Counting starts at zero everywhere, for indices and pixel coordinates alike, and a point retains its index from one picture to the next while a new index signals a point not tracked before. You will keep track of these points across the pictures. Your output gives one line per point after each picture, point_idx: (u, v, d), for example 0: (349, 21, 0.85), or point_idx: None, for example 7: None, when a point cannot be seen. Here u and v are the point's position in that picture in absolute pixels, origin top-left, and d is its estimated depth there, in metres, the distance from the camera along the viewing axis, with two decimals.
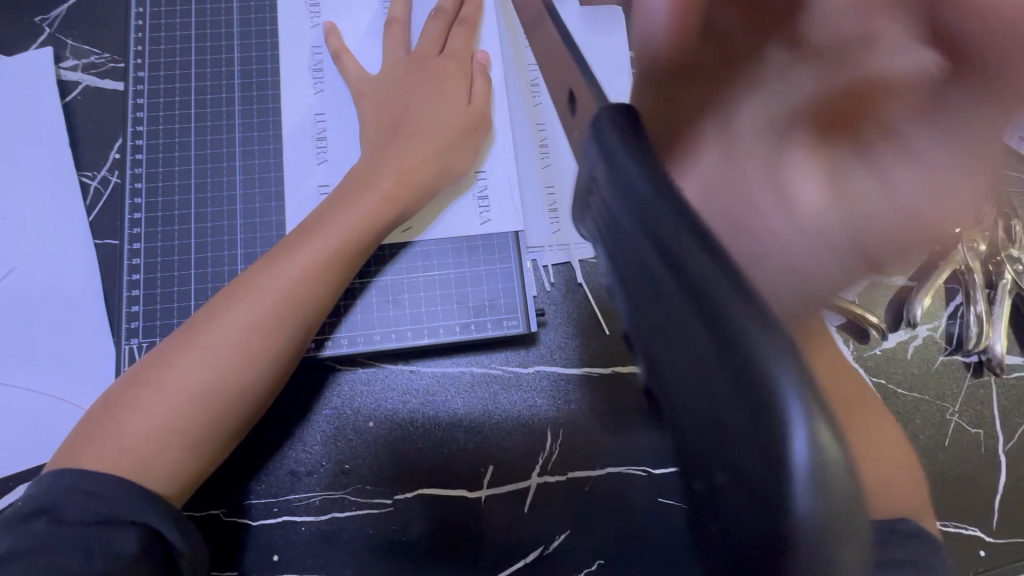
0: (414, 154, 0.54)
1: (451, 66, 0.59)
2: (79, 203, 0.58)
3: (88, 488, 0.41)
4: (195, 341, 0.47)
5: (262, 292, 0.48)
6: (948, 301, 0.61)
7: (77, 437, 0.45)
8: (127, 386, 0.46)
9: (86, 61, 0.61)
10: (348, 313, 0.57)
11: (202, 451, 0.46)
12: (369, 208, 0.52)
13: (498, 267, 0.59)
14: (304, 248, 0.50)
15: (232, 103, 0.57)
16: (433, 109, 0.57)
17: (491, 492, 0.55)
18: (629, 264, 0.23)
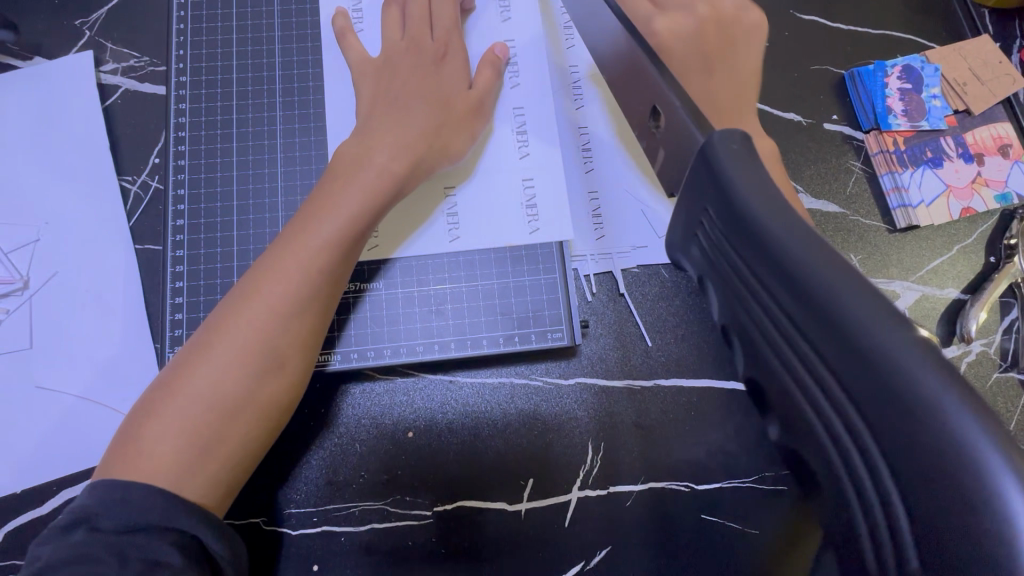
0: (402, 133, 0.52)
1: (452, 51, 0.57)
2: (121, 207, 0.58)
3: (126, 496, 0.41)
4: (213, 346, 0.46)
5: (272, 291, 0.47)
6: (1003, 314, 0.60)
7: (114, 453, 0.44)
8: (152, 398, 0.46)
9: (127, 64, 0.61)
10: (366, 316, 0.56)
11: (236, 457, 0.46)
12: (366, 185, 0.50)
13: (543, 278, 0.56)
14: (314, 236, 0.49)
15: (274, 108, 0.56)
16: (463, 107, 0.55)
17: (531, 504, 0.54)
18: (743, 292, 0.21)
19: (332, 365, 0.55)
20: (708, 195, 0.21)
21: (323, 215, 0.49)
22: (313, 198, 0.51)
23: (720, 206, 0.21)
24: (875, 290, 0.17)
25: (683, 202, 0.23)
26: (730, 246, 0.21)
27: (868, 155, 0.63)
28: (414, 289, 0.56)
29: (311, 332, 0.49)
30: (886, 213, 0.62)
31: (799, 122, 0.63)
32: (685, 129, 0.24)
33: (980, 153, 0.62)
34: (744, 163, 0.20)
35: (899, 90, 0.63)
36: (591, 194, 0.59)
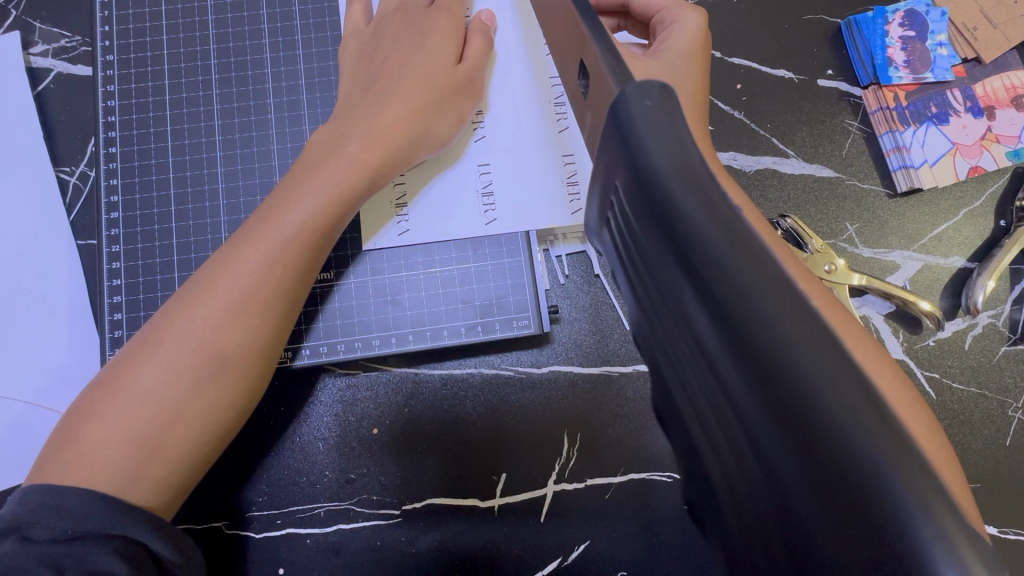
0: (384, 121, 0.46)
1: (442, 20, 0.50)
2: (58, 201, 0.54)
3: (58, 503, 0.37)
4: (160, 344, 0.41)
5: (228, 285, 0.42)
6: (1014, 283, 0.55)
7: (49, 452, 0.40)
8: (91, 395, 0.41)
9: (56, 45, 0.56)
10: (325, 311, 0.51)
11: (185, 461, 0.41)
12: (339, 179, 0.45)
13: (506, 262, 0.52)
14: (281, 231, 0.43)
15: (209, 87, 0.52)
16: (412, 66, 0.48)
17: (503, 500, 0.52)
18: (647, 272, 0.19)
19: (298, 362, 0.50)
20: (617, 168, 0.19)
21: (290, 206, 0.44)
22: (277, 193, 0.45)
23: (629, 177, 0.18)
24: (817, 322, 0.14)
25: (596, 178, 0.21)
26: (654, 237, 0.18)
27: (866, 113, 0.57)
28: (369, 278, 0.52)
29: (277, 331, 0.44)
30: (886, 176, 0.57)
31: (790, 78, 0.58)
32: (608, 91, 0.21)
33: (991, 106, 0.56)
34: (658, 122, 0.17)
35: (901, 38, 0.57)
36: (567, 156, 0.51)
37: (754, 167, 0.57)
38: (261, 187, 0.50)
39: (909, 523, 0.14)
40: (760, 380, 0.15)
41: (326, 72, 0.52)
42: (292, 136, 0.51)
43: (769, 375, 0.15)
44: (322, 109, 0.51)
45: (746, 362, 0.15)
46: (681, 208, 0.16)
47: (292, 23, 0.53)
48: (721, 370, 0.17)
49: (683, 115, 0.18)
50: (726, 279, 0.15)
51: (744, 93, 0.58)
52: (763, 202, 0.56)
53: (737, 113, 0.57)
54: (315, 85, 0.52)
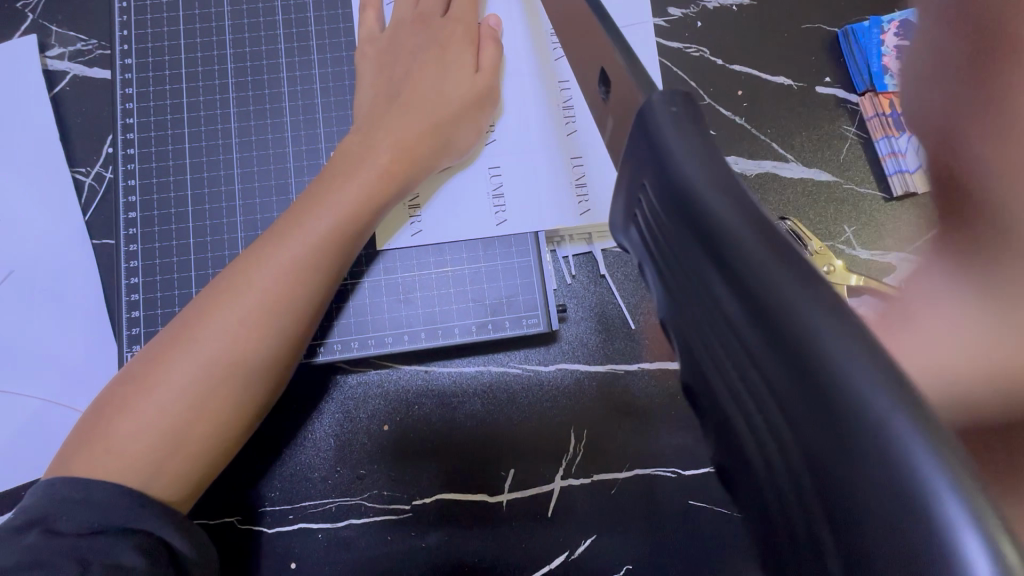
0: (404, 129, 0.49)
1: (459, 31, 0.53)
2: (74, 201, 0.55)
3: (83, 495, 0.38)
4: (187, 341, 0.42)
5: (257, 285, 0.43)
6: None
7: (75, 444, 0.40)
8: (119, 389, 0.42)
9: (73, 48, 0.57)
10: (340, 309, 0.52)
11: (207, 456, 0.42)
12: (362, 183, 0.47)
13: (516, 262, 0.53)
14: (307, 233, 0.45)
15: (226, 90, 0.53)
16: (427, 78, 0.51)
17: (512, 495, 0.53)
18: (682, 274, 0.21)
19: (313, 359, 0.51)
20: (647, 169, 0.21)
21: (316, 210, 0.45)
22: (303, 197, 0.47)
23: (661, 177, 0.20)
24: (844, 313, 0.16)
25: (626, 175, 0.22)
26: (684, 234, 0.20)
27: (863, 119, 0.59)
28: (382, 278, 0.53)
29: (300, 331, 0.45)
30: (882, 180, 0.58)
31: (789, 85, 0.60)
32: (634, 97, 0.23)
33: None
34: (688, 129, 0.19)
35: (896, 47, 0.59)
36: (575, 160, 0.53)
37: (755, 171, 0.58)
38: (276, 188, 0.51)
39: (945, 500, 0.14)
40: (789, 366, 0.16)
41: (341, 77, 0.53)
42: (307, 139, 0.52)
43: (796, 359, 0.16)
44: (336, 113, 0.53)
45: (774, 350, 0.17)
46: (713, 209, 0.18)
47: (307, 29, 0.54)
48: (751, 359, 0.18)
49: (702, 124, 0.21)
50: (757, 272, 0.17)
51: (745, 99, 0.59)
52: (764, 205, 0.58)
53: (738, 118, 0.59)
54: (329, 89, 0.53)
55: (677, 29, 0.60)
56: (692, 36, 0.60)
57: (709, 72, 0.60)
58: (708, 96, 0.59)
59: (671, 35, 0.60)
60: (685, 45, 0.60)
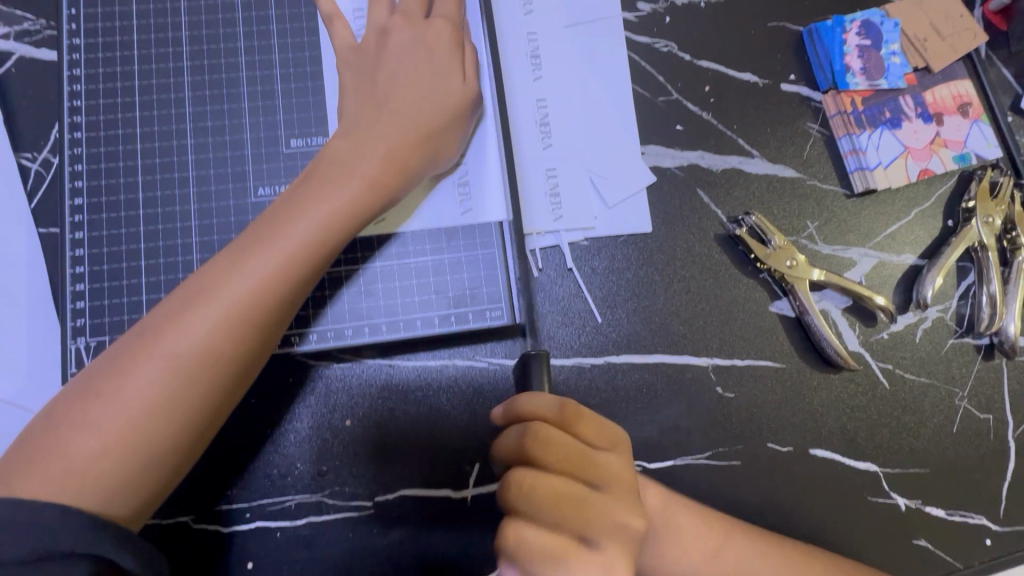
0: (392, 137, 0.46)
1: (446, 31, 0.50)
2: (18, 187, 0.52)
3: (27, 517, 0.34)
4: (154, 352, 0.40)
5: (230, 295, 0.41)
6: (959, 280, 0.58)
7: (18, 459, 0.37)
8: (71, 401, 0.39)
9: (19, 27, 0.55)
10: (313, 313, 0.51)
11: (172, 470, 0.40)
12: (347, 195, 0.44)
13: (480, 254, 0.52)
14: (285, 242, 0.43)
15: (182, 74, 0.51)
16: (413, 84, 0.48)
17: (477, 490, 0.52)
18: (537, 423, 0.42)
19: (302, 346, 0.50)
20: None
21: (295, 217, 0.43)
22: (280, 205, 0.44)
23: None
24: None
25: None
26: None
27: (825, 117, 0.60)
28: (342, 268, 0.51)
29: (269, 342, 0.43)
30: (843, 177, 0.59)
31: (755, 82, 0.60)
32: None
33: (940, 113, 0.59)
34: None
35: (858, 46, 0.60)
36: None
37: (721, 166, 0.59)
38: (233, 174, 0.50)
39: None
40: None
41: (302, 63, 0.52)
42: (265, 126, 0.51)
43: None
44: (296, 100, 0.51)
45: None
46: None
47: (268, 13, 0.52)
48: None
49: None
50: None
51: (712, 95, 0.60)
52: (729, 199, 0.58)
53: (705, 114, 0.59)
54: (289, 75, 0.52)
55: (645, 24, 0.60)
56: (660, 31, 0.60)
57: (676, 68, 0.60)
58: (676, 91, 0.60)
59: (639, 29, 0.60)
60: (654, 39, 0.60)
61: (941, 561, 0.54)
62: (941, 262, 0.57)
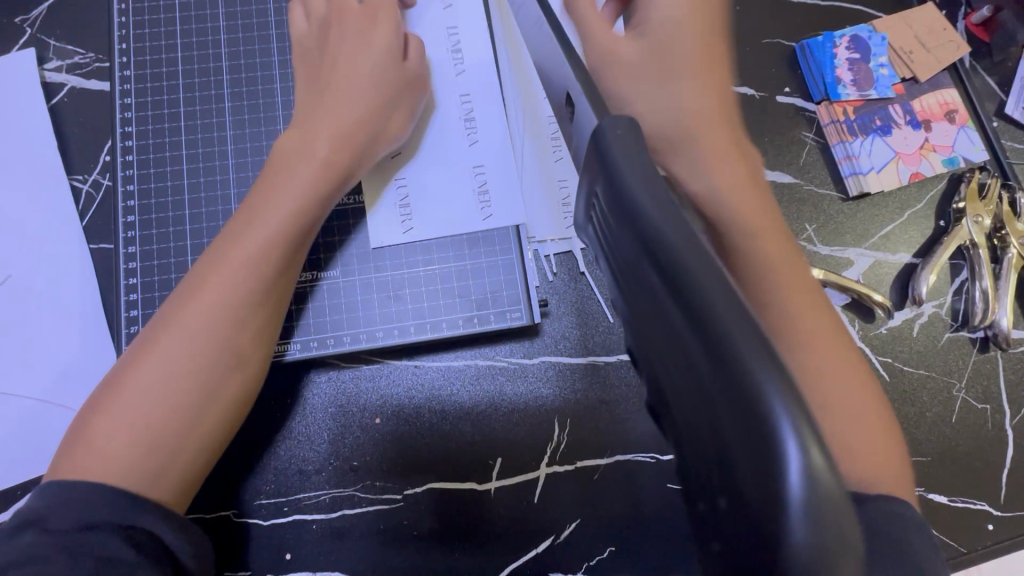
0: (346, 122, 0.50)
1: (380, 17, 0.54)
2: (72, 208, 0.57)
3: (83, 496, 0.40)
4: (162, 347, 0.44)
5: (215, 283, 0.45)
6: (953, 276, 0.62)
7: (61, 454, 0.42)
8: (97, 399, 0.43)
9: (71, 61, 0.60)
10: (315, 304, 0.55)
11: (196, 453, 0.44)
12: (302, 185, 0.48)
13: (499, 259, 0.56)
14: (257, 230, 0.46)
15: (222, 100, 0.56)
16: (366, 73, 0.52)
17: (500, 483, 0.55)
18: (634, 280, 0.23)
19: (295, 348, 0.54)
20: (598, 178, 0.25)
21: (264, 206, 0.47)
22: (252, 200, 0.48)
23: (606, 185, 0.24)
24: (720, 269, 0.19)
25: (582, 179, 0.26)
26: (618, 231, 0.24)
27: (820, 126, 0.64)
28: (373, 276, 0.56)
29: (263, 321, 0.47)
30: (839, 181, 0.63)
31: (752, 95, 0.64)
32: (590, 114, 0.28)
33: (927, 120, 0.63)
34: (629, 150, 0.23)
35: (848, 59, 0.64)
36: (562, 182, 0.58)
37: None
38: None
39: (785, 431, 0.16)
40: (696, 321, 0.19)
41: None
42: None
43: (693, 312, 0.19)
44: None
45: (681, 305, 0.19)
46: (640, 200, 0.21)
47: None
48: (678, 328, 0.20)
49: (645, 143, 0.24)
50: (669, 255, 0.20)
51: None
52: None
53: None
54: None
55: None
56: None
57: None
58: None
59: None
60: None
61: (945, 545, 0.56)
62: (936, 260, 0.60)
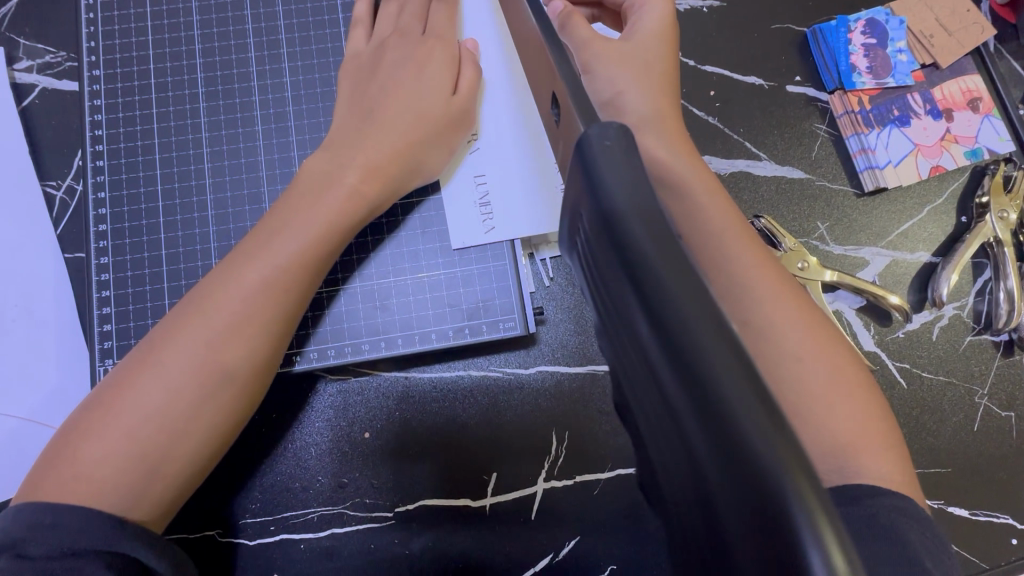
0: (377, 147, 0.47)
1: (437, 47, 0.51)
2: (45, 215, 0.54)
3: (52, 520, 0.37)
4: (160, 363, 0.40)
5: (224, 304, 0.42)
6: (975, 276, 0.58)
7: (43, 469, 0.39)
8: (85, 413, 0.40)
9: (42, 61, 0.57)
10: (316, 320, 0.52)
11: (186, 480, 0.41)
12: (328, 209, 0.45)
13: (492, 266, 0.53)
14: (275, 252, 0.43)
15: (196, 100, 0.53)
16: (402, 89, 0.49)
17: (495, 499, 0.53)
18: (613, 307, 0.21)
19: (291, 370, 0.51)
20: (584, 201, 0.22)
21: (289, 225, 0.44)
22: (272, 217, 0.45)
23: (593, 209, 0.21)
24: (718, 318, 0.17)
25: (568, 204, 0.23)
26: (602, 259, 0.21)
27: (833, 117, 0.60)
28: (357, 285, 0.52)
29: (274, 351, 0.44)
30: (854, 176, 0.59)
31: (761, 85, 0.60)
32: (574, 124, 0.25)
33: (949, 109, 0.59)
34: (616, 161, 0.21)
35: (863, 45, 0.60)
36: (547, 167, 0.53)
37: (728, 169, 0.59)
38: (251, 196, 0.51)
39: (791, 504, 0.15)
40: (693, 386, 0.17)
41: (313, 84, 0.53)
42: (278, 147, 0.52)
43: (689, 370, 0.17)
44: (307, 121, 0.52)
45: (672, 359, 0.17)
46: (632, 235, 0.19)
47: (278, 37, 0.54)
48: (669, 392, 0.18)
49: (640, 158, 0.21)
50: (669, 308, 0.17)
51: (717, 99, 0.60)
52: (739, 202, 0.58)
53: (712, 118, 0.60)
54: (300, 97, 0.53)
55: None
56: None
57: (681, 73, 0.60)
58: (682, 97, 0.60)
59: None
60: None
61: (965, 561, 0.53)
62: (959, 259, 0.56)
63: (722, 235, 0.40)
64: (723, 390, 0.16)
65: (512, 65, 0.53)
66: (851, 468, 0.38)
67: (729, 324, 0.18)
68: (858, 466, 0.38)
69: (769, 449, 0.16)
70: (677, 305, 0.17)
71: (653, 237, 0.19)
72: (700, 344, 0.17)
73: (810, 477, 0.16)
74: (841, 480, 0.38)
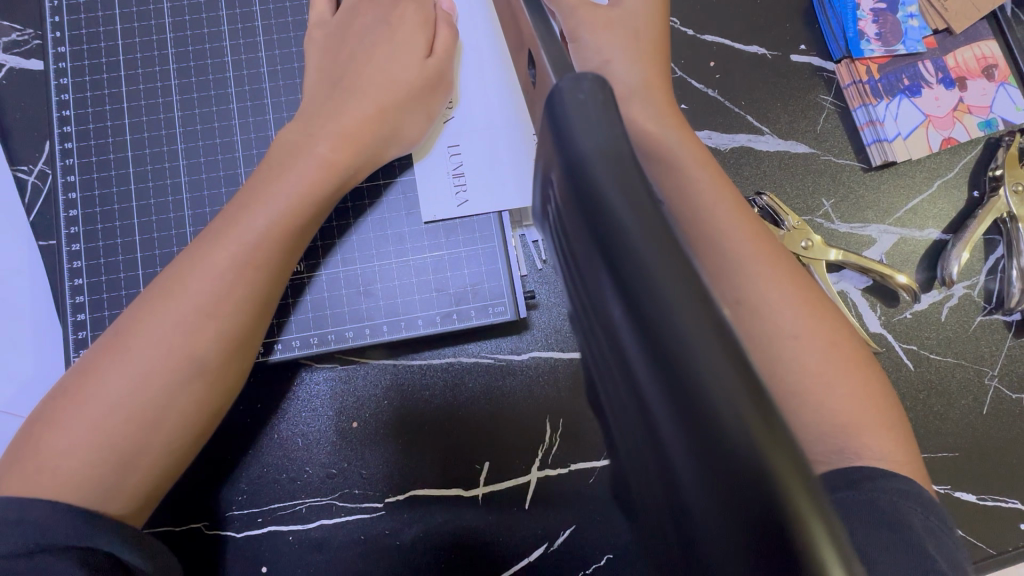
0: (349, 116, 0.44)
1: (410, 10, 0.48)
2: (17, 202, 0.52)
3: (17, 516, 0.35)
4: (127, 351, 0.39)
5: (193, 288, 0.40)
6: (987, 254, 0.55)
7: (9, 463, 0.37)
8: (51, 405, 0.38)
9: (8, 39, 0.54)
10: (297, 306, 0.50)
11: (163, 471, 0.40)
12: (299, 184, 0.42)
13: (480, 248, 0.51)
14: (243, 232, 0.41)
15: (167, 77, 0.50)
16: (375, 58, 0.46)
17: (488, 489, 0.51)
18: (583, 281, 0.19)
19: (272, 357, 0.49)
20: (554, 164, 0.19)
21: (257, 203, 0.42)
22: (239, 195, 0.42)
23: (564, 173, 0.19)
24: (704, 298, 0.15)
25: (540, 168, 0.21)
26: (574, 232, 0.19)
27: (840, 88, 0.57)
28: (340, 270, 0.50)
29: (246, 335, 0.42)
30: (860, 151, 0.57)
31: (763, 55, 0.57)
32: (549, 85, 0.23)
33: (962, 77, 0.56)
34: (589, 116, 0.18)
35: (872, 11, 0.56)
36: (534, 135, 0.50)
37: (729, 145, 0.56)
38: (227, 178, 0.49)
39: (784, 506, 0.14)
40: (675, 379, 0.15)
41: (289, 59, 0.50)
42: (255, 126, 0.50)
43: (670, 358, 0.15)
44: (284, 98, 0.50)
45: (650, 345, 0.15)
46: (608, 203, 0.17)
47: (252, 9, 0.51)
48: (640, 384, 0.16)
49: (617, 112, 0.19)
50: (649, 288, 0.15)
51: (717, 71, 0.57)
52: (740, 179, 0.56)
53: (711, 91, 0.57)
54: (277, 73, 0.50)
55: None
56: None
57: (680, 44, 0.57)
58: (680, 69, 0.57)
59: None
60: None
61: (972, 546, 0.52)
62: (970, 235, 0.54)
63: (714, 209, 0.37)
64: (698, 364, 0.15)
65: (494, 30, 0.51)
66: (855, 456, 0.36)
67: (718, 308, 0.16)
68: (861, 453, 0.36)
69: (746, 433, 0.14)
70: (651, 273, 0.15)
71: (633, 206, 0.16)
72: (677, 321, 0.15)
73: (801, 470, 0.14)
74: (841, 463, 0.36)
